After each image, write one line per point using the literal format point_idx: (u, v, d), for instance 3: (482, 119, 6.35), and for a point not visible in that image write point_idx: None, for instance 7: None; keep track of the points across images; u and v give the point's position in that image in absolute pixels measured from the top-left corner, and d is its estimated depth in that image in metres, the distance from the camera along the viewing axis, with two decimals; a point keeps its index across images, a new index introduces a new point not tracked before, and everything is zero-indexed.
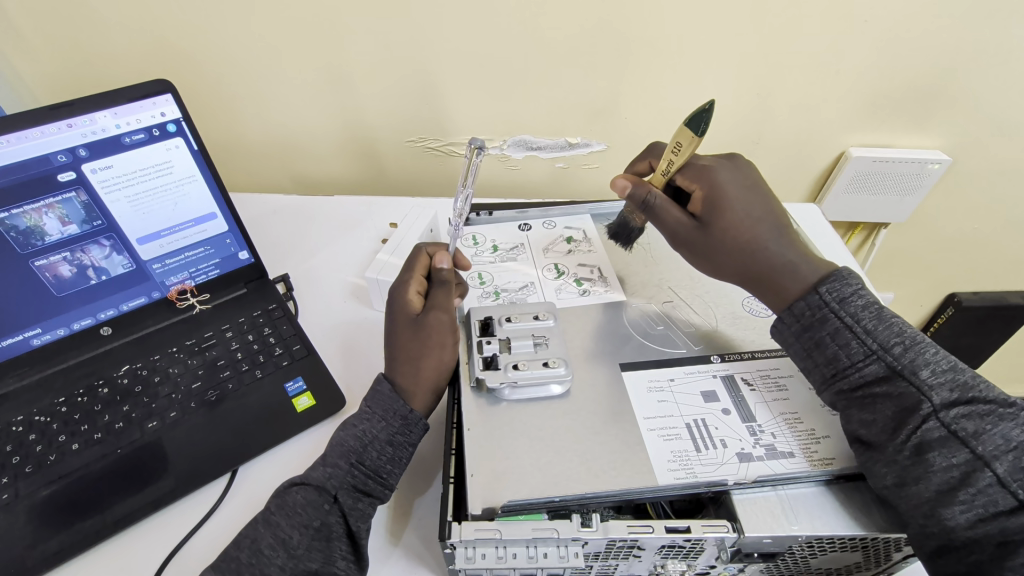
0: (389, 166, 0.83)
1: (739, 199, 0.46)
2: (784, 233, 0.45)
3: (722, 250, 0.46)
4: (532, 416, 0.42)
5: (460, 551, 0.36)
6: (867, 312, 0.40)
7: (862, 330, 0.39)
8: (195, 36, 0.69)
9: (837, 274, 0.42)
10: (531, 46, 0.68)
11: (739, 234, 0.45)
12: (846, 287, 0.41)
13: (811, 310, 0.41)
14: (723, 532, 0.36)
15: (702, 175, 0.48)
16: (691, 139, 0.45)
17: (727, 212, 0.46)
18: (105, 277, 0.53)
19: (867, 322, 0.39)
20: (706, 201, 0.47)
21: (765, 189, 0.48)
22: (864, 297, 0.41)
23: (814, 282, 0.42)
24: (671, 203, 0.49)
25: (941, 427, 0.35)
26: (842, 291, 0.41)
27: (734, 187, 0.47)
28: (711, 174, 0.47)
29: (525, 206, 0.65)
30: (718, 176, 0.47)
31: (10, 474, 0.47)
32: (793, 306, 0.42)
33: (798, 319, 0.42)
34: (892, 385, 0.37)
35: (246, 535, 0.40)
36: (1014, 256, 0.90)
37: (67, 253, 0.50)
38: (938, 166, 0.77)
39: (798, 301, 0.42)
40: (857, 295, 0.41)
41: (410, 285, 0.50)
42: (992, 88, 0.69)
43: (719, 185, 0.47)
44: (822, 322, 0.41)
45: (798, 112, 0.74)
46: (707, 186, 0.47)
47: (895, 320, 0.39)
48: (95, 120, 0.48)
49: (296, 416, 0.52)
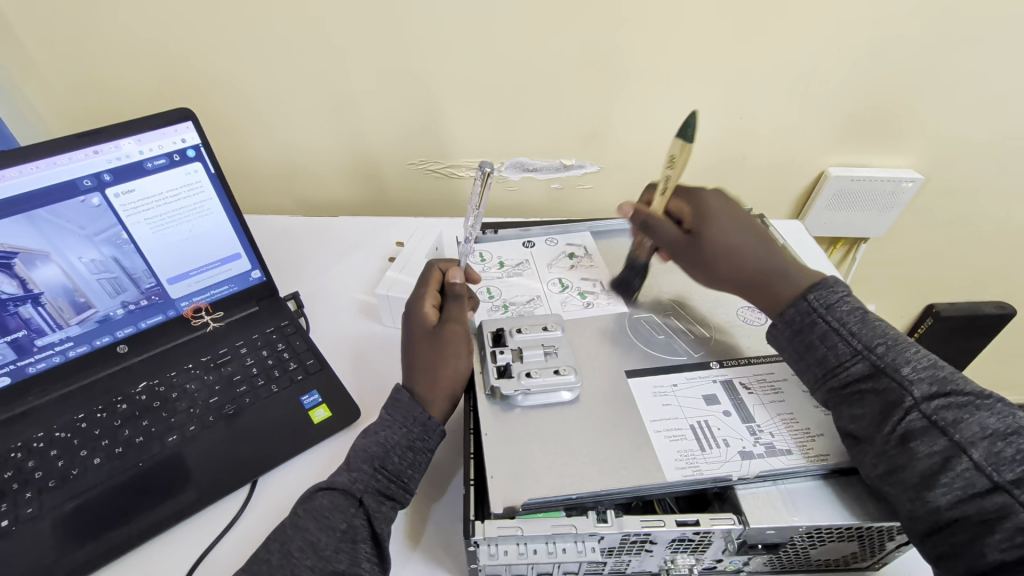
0: (392, 188, 0.86)
1: (721, 213, 0.51)
2: (771, 246, 0.50)
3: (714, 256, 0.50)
4: (546, 421, 0.44)
5: (484, 548, 0.38)
6: (852, 315, 0.43)
7: (847, 332, 0.42)
8: (210, 67, 0.73)
9: (823, 282, 0.45)
10: (528, 73, 0.72)
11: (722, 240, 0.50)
12: (832, 294, 0.44)
13: (801, 316, 0.44)
14: (729, 524, 0.38)
15: (687, 197, 0.54)
16: (682, 147, 0.45)
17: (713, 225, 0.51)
18: (137, 293, 0.56)
19: (852, 325, 0.42)
20: (694, 216, 0.52)
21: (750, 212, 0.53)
22: (849, 303, 0.44)
23: (803, 289, 0.46)
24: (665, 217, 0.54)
25: (922, 417, 0.37)
26: (829, 298, 0.44)
27: (713, 202, 0.52)
28: (697, 195, 0.53)
29: (529, 224, 0.68)
30: (702, 197, 0.53)
31: (34, 489, 0.48)
32: (785, 312, 0.45)
33: (790, 324, 0.45)
34: (877, 381, 0.40)
35: (275, 539, 0.41)
36: (987, 266, 0.95)
37: (102, 269, 0.53)
38: (912, 185, 0.81)
39: (788, 308, 0.45)
40: (843, 301, 0.44)
41: (425, 300, 0.52)
42: (957, 111, 0.75)
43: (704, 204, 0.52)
44: (811, 327, 0.44)
45: (779, 134, 0.78)
46: (694, 203, 0.53)
47: (879, 323, 0.42)
48: (120, 147, 0.51)
49: (312, 428, 0.54)
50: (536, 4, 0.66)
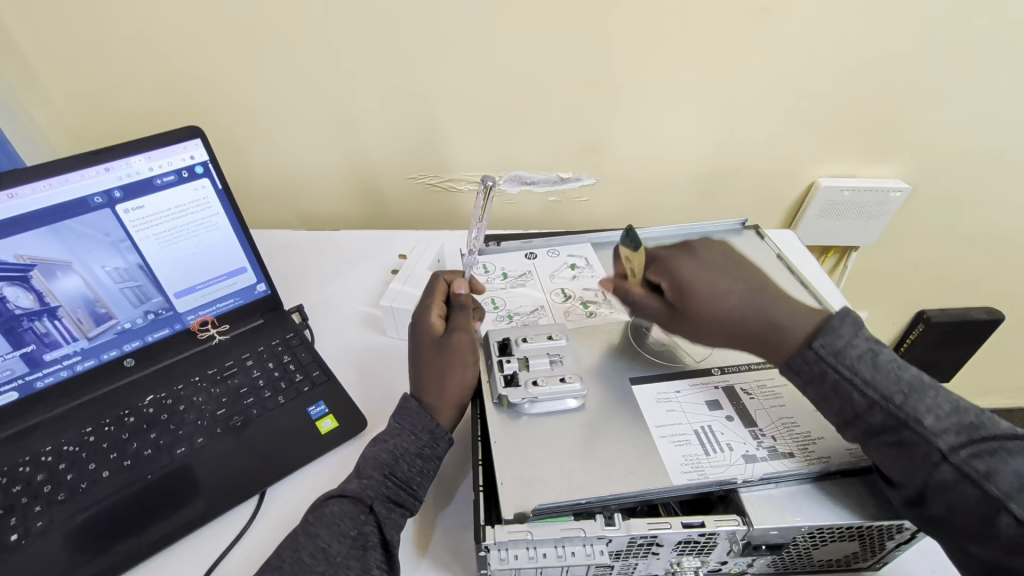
0: (392, 202, 0.88)
1: (702, 281, 0.47)
2: (763, 304, 0.45)
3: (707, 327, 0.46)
4: (553, 428, 0.45)
5: (494, 552, 0.39)
6: (862, 361, 0.40)
7: (861, 381, 0.39)
8: (214, 86, 0.74)
9: (824, 326, 0.41)
10: (526, 90, 0.74)
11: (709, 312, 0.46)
12: (838, 338, 0.40)
13: (808, 366, 0.41)
14: (733, 525, 0.40)
15: (664, 268, 0.50)
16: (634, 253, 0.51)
17: (692, 297, 0.47)
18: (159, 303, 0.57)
19: (866, 373, 0.39)
20: (674, 290, 0.48)
21: (734, 269, 0.48)
22: (858, 346, 0.40)
23: (805, 336, 0.42)
24: (647, 293, 0.51)
25: (953, 471, 0.36)
26: (835, 343, 0.40)
27: (690, 270, 0.48)
28: (672, 267, 0.49)
29: (530, 236, 0.70)
30: (679, 270, 0.48)
31: (43, 502, 0.48)
32: (792, 361, 0.42)
33: (798, 374, 0.42)
34: (899, 433, 0.38)
35: (287, 546, 0.41)
36: (974, 273, 0.97)
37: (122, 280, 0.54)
38: (898, 195, 0.83)
39: (793, 355, 0.42)
40: (850, 345, 0.40)
41: (432, 310, 0.53)
42: (940, 123, 0.77)
43: (682, 277, 0.48)
44: (821, 378, 0.41)
45: (769, 147, 0.81)
46: (672, 277, 0.49)
47: (891, 365, 0.39)
48: (130, 164, 0.52)
49: (319, 438, 0.54)
50: (533, 23, 0.68)
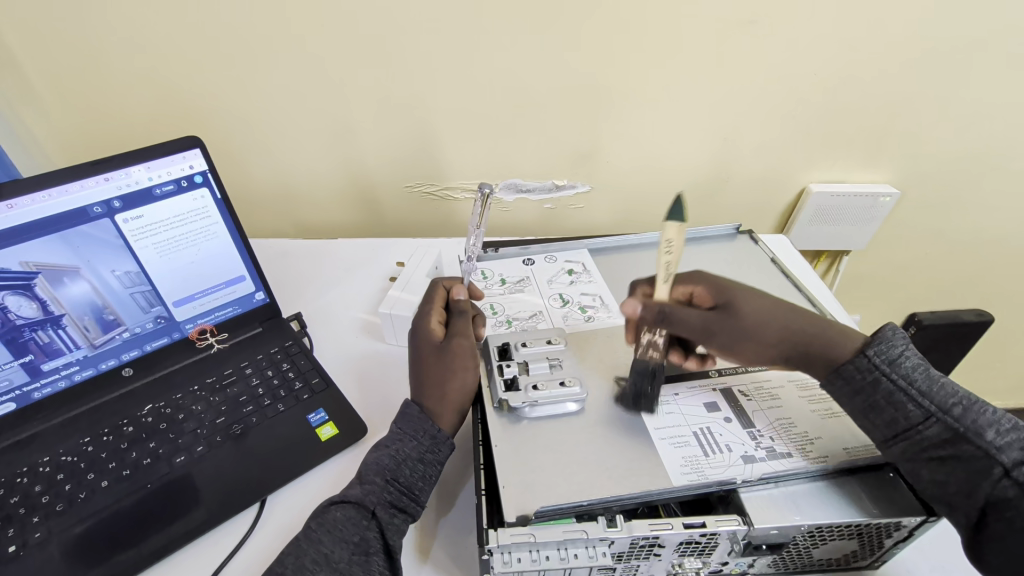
0: (389, 211, 0.88)
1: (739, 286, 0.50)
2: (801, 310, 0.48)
3: (756, 324, 0.47)
4: (554, 431, 0.45)
5: (498, 556, 0.39)
6: (917, 372, 0.40)
7: (917, 392, 0.40)
8: (212, 97, 0.75)
9: (882, 335, 0.42)
10: (521, 99, 0.75)
11: (758, 314, 0.47)
12: (893, 348, 0.42)
13: (862, 373, 0.42)
14: (734, 525, 0.40)
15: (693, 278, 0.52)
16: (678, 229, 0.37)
17: (738, 296, 0.49)
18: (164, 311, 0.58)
19: (921, 384, 0.40)
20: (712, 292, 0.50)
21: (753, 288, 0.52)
22: (912, 357, 0.41)
23: (860, 344, 0.43)
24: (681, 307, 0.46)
25: (1016, 485, 0.36)
26: (891, 352, 0.41)
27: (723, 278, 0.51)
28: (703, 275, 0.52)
29: (527, 242, 0.70)
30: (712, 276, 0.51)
31: (41, 513, 0.47)
32: (844, 368, 0.43)
33: (849, 382, 0.42)
34: (957, 446, 0.38)
35: (290, 553, 0.41)
36: (964, 275, 0.99)
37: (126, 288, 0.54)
38: (889, 199, 0.85)
39: (846, 364, 0.43)
40: (904, 355, 0.41)
41: (432, 316, 0.54)
42: (927, 129, 0.79)
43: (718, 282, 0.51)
44: (875, 386, 0.41)
45: (761, 154, 0.82)
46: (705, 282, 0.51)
47: (946, 380, 0.40)
48: (130, 174, 0.52)
49: (320, 445, 0.54)
50: (528, 34, 0.70)
